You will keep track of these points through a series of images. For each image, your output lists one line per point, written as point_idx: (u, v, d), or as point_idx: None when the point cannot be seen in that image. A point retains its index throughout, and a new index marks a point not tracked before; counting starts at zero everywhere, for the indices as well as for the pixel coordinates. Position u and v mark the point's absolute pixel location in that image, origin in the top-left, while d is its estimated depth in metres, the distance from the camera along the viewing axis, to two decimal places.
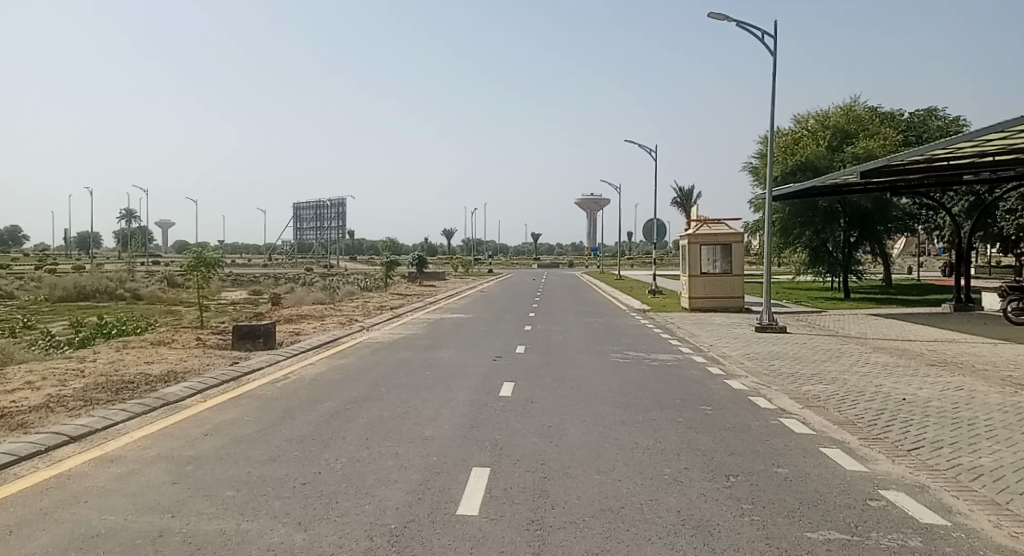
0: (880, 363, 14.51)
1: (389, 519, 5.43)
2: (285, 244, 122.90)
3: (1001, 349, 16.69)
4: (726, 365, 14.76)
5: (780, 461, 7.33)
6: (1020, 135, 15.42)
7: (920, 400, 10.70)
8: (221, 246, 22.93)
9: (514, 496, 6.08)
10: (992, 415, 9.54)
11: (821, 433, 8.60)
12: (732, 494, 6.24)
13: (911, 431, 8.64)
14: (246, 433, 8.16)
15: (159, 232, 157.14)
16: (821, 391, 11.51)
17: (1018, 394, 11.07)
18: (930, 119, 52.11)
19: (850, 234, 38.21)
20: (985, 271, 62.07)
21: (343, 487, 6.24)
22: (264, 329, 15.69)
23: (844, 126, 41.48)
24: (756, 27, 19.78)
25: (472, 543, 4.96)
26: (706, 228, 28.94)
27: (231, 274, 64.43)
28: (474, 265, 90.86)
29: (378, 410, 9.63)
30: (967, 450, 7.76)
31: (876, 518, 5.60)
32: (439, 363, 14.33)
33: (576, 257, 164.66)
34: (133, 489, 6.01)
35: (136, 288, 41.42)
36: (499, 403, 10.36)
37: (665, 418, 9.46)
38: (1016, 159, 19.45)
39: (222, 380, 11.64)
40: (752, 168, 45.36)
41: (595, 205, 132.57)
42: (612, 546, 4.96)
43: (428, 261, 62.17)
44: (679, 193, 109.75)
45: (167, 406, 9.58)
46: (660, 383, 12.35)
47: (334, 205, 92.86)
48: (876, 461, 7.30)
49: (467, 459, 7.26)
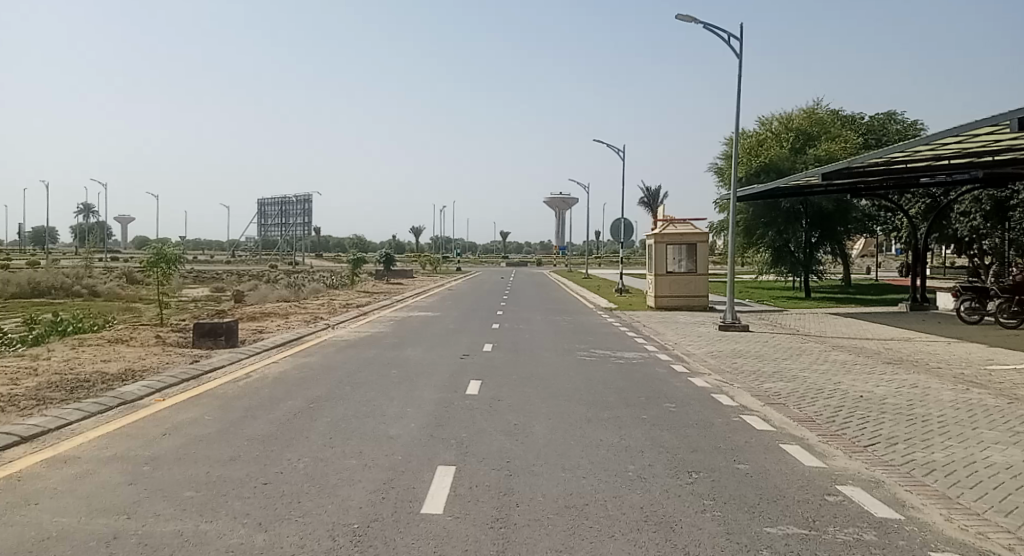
0: (839, 361, 14.85)
1: (352, 518, 5.39)
2: (249, 240, 120.81)
3: (955, 348, 17.17)
4: (691, 362, 14.95)
5: (741, 457, 7.45)
6: (976, 140, 15.88)
7: (876, 397, 10.95)
8: (181, 241, 22.48)
9: (479, 495, 6.08)
10: (945, 411, 9.80)
11: (781, 430, 8.73)
12: (694, 490, 6.31)
13: (867, 427, 8.82)
14: (206, 432, 8.05)
15: (119, 228, 153.67)
16: (781, 388, 11.71)
17: (970, 391, 11.39)
18: (889, 122, 53.46)
19: (811, 235, 38.73)
20: (940, 271, 64.17)
21: (305, 487, 6.18)
22: (226, 327, 15.47)
23: (806, 128, 42.33)
24: (722, 30, 20.63)
25: (436, 541, 4.96)
26: (672, 227, 29.25)
27: (193, 270, 63.27)
28: (442, 262, 90.40)
29: (342, 410, 9.55)
30: (921, 446, 7.95)
31: (834, 512, 5.71)
32: (405, 362, 14.24)
33: (544, 256, 165.38)
34: (89, 491, 5.88)
35: (94, 284, 40.46)
36: (466, 401, 10.36)
37: (629, 415, 9.56)
38: (971, 164, 20.01)
39: (182, 378, 11.45)
40: (717, 169, 45.96)
41: (563, 205, 133.21)
42: (575, 544, 4.97)
43: (395, 259, 61.97)
44: (647, 192, 111.02)
45: (123, 406, 9.39)
46: (625, 380, 12.48)
47: (299, 203, 92.05)
48: (834, 457, 7.44)
49: (432, 458, 7.24)
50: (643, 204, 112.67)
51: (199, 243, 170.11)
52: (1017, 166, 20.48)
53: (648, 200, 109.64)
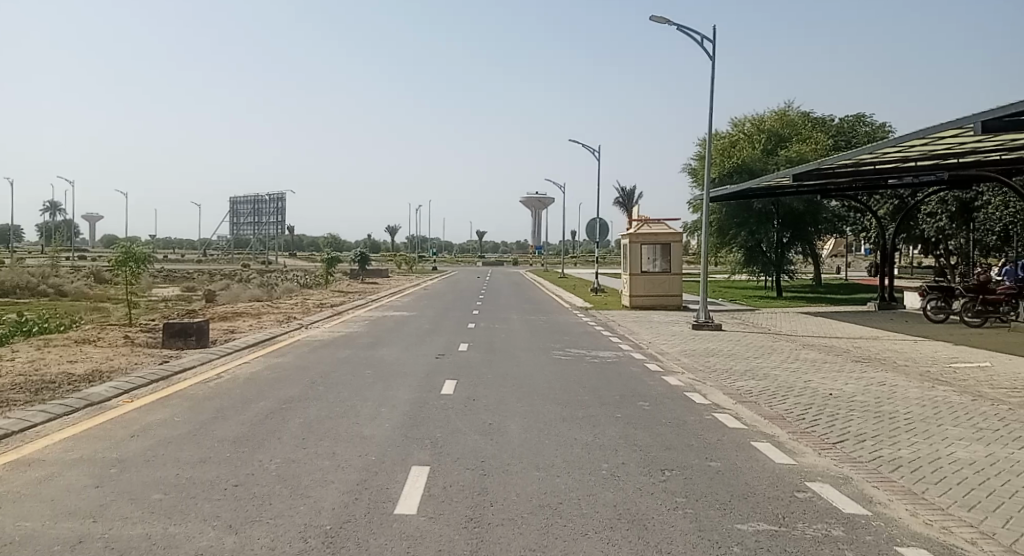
0: (809, 359, 15.04)
1: (324, 520, 5.36)
2: (221, 240, 119.46)
3: (921, 346, 17.47)
4: (664, 361, 15.06)
5: (713, 455, 7.52)
6: (942, 143, 16.18)
7: (845, 395, 11.11)
8: (150, 240, 22.15)
9: (453, 494, 6.06)
10: (911, 409, 9.97)
11: (752, 428, 8.83)
12: (667, 488, 6.36)
13: (836, 425, 8.94)
14: (175, 434, 7.95)
15: (87, 227, 151.16)
16: (753, 386, 11.83)
17: (935, 389, 11.60)
18: (858, 125, 54.27)
19: (782, 235, 39.17)
20: (908, 271, 65.27)
21: (276, 488, 6.13)
22: (196, 327, 15.27)
23: (778, 130, 42.83)
24: (696, 32, 20.78)
25: (410, 542, 4.94)
26: (647, 227, 29.46)
27: (163, 270, 62.35)
28: (417, 262, 90.12)
29: (315, 410, 9.48)
30: (887, 442, 8.08)
31: (803, 509, 5.78)
32: (379, 362, 14.17)
33: (519, 256, 165.57)
34: (53, 494, 5.78)
35: (61, 284, 39.72)
36: (440, 400, 10.34)
37: (603, 414, 9.60)
38: (937, 166, 20.38)
39: (151, 380, 11.28)
40: (691, 169, 46.34)
41: (539, 204, 133.43)
42: (548, 542, 4.98)
43: (370, 259, 61.64)
44: (622, 192, 111.57)
45: (90, 407, 9.24)
46: (599, 379, 12.52)
47: (272, 201, 91.13)
48: (804, 455, 7.53)
49: (406, 458, 7.21)
50: (618, 204, 113.19)
51: (170, 242, 168.02)
52: (982, 168, 20.87)
53: (623, 200, 110.16)
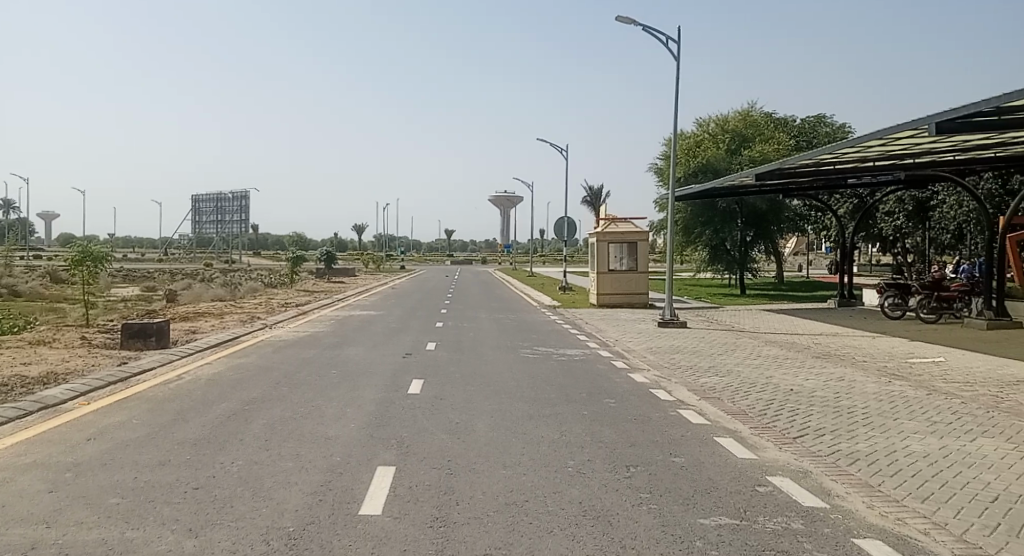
0: (772, 356, 15.27)
1: (287, 522, 5.30)
2: (184, 239, 117.41)
3: (880, 342, 17.86)
4: (630, 358, 15.17)
5: (677, 451, 7.59)
6: (899, 143, 16.53)
7: (805, 390, 11.30)
8: (108, 239, 21.70)
9: (419, 494, 6.04)
10: (869, 404, 10.17)
11: (715, 423, 8.94)
12: (632, 484, 6.40)
13: (797, 419, 9.09)
14: (135, 436, 7.80)
15: (44, 225, 147.49)
16: (717, 383, 11.98)
17: (893, 384, 11.86)
18: (819, 125, 55.23)
19: (746, 234, 39.69)
20: (867, 269, 66.64)
21: (239, 490, 6.05)
22: (156, 327, 15.01)
23: (742, 130, 43.39)
24: (661, 33, 20.93)
25: (374, 542, 4.91)
26: (614, 226, 29.67)
27: (124, 269, 61.04)
28: (384, 261, 89.56)
29: (279, 411, 9.37)
30: (846, 436, 8.23)
31: (764, 502, 5.87)
32: (345, 362, 14.07)
33: (487, 256, 165.39)
34: (4, 500, 5.63)
35: (16, 284, 38.71)
36: (407, 400, 10.29)
37: (570, 412, 9.63)
38: (895, 166, 20.83)
39: (109, 381, 11.06)
40: (657, 169, 46.75)
41: (507, 203, 133.51)
42: (514, 541, 4.99)
43: (336, 258, 61.11)
44: (589, 191, 112.10)
45: (46, 410, 9.03)
46: (566, 377, 12.57)
47: (236, 199, 89.83)
48: (765, 449, 7.65)
49: (371, 458, 7.17)
50: (586, 203, 113.69)
51: (130, 240, 164.70)
52: (937, 169, 21.37)
53: (590, 199, 110.58)
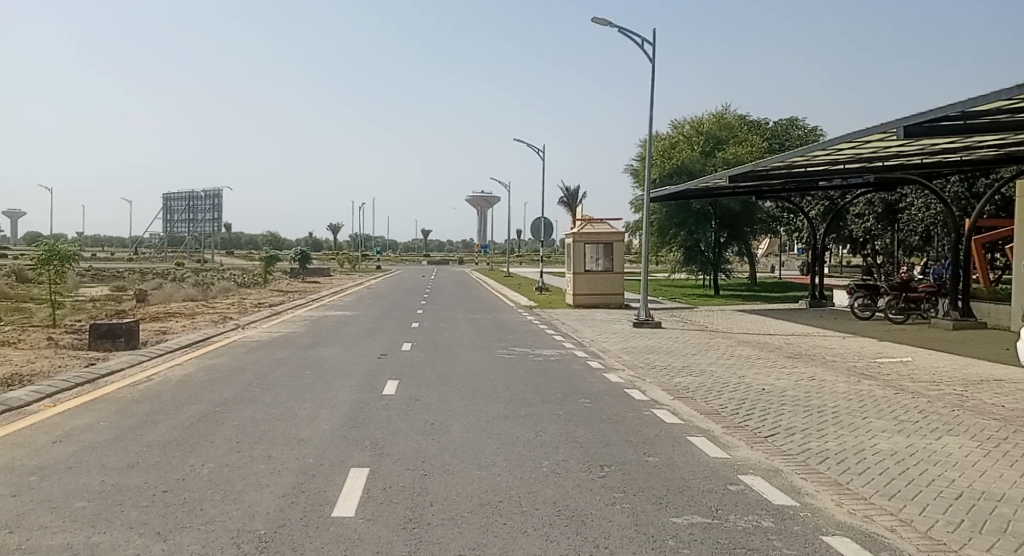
0: (744, 356, 15.41)
1: (258, 524, 5.25)
2: (155, 238, 115.74)
3: (850, 342, 18.10)
4: (606, 358, 15.23)
5: (650, 450, 7.63)
6: (869, 146, 16.79)
7: (777, 389, 11.42)
8: (76, 238, 21.32)
9: (392, 495, 6.01)
10: (839, 403, 10.30)
11: (688, 423, 9.00)
12: (606, 483, 6.42)
13: (769, 419, 9.18)
14: (102, 439, 7.68)
15: (10, 223, 144.50)
16: (690, 383, 12.06)
17: (863, 383, 12.02)
18: (792, 128, 55.90)
19: (720, 235, 40.04)
20: (839, 270, 67.52)
21: (208, 493, 5.97)
22: (125, 328, 14.78)
23: (716, 132, 43.78)
24: (636, 35, 21.37)
25: (346, 544, 4.88)
26: (590, 226, 29.83)
27: (93, 269, 60.00)
28: (360, 260, 89.03)
29: (251, 413, 9.27)
30: (816, 435, 8.34)
31: (735, 501, 5.92)
32: (319, 362, 13.97)
33: (463, 256, 165.13)
34: None
35: None
36: (382, 401, 10.24)
37: (545, 412, 9.64)
38: (866, 168, 21.13)
39: (76, 383, 10.87)
40: (633, 170, 47.00)
41: (483, 203, 133.44)
42: (488, 541, 4.98)
43: (311, 257, 60.58)
44: (566, 192, 112.43)
45: (10, 412, 8.86)
46: (542, 378, 12.58)
47: (209, 198, 88.76)
48: (737, 448, 7.72)
49: (344, 460, 7.12)
50: (562, 203, 113.95)
51: (100, 238, 162.01)
52: (906, 172, 21.72)
53: (567, 200, 110.84)
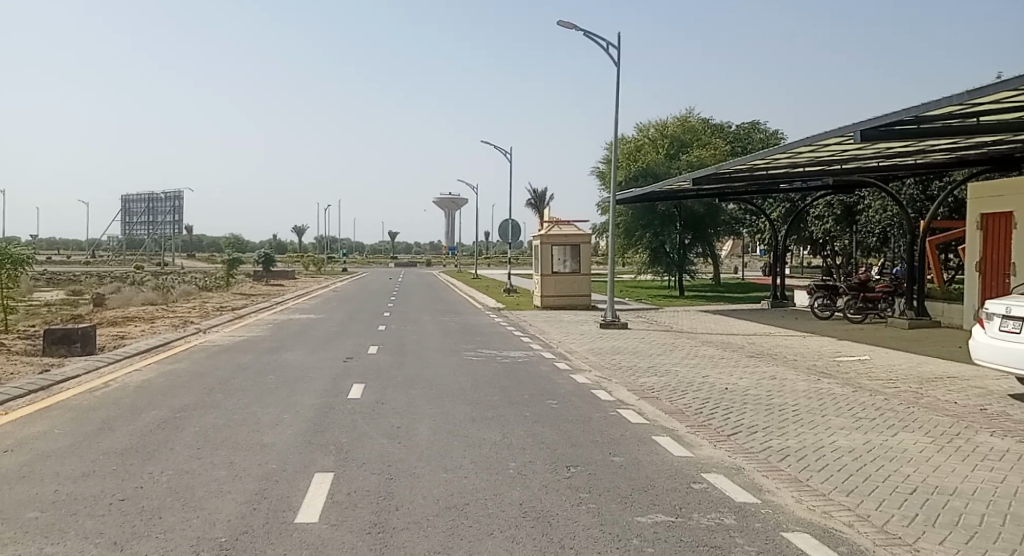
0: (708, 356, 15.57)
1: (219, 532, 5.16)
2: (114, 241, 113.37)
3: (811, 341, 18.42)
4: (572, 359, 15.30)
5: (615, 450, 7.67)
6: (829, 150, 17.09)
7: (740, 389, 11.55)
8: (30, 241, 20.78)
9: (357, 500, 5.96)
10: (800, 401, 10.46)
11: (653, 422, 9.07)
12: (571, 484, 6.44)
13: (732, 417, 9.29)
14: (57, 447, 7.49)
15: None
16: (655, 383, 12.15)
17: (823, 381, 12.23)
18: (754, 131, 56.76)
19: (684, 237, 40.46)
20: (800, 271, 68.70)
21: (168, 501, 5.86)
22: (80, 333, 14.45)
23: (680, 135, 44.24)
24: (602, 38, 21.28)
25: (310, 551, 4.82)
26: (557, 228, 29.98)
27: (48, 273, 58.53)
28: (325, 263, 88.14)
29: (213, 418, 9.12)
30: (777, 433, 8.46)
31: (698, 499, 5.98)
32: (284, 367, 13.80)
33: (430, 258, 164.54)
34: None
35: None
36: (347, 404, 10.15)
37: (511, 414, 9.62)
38: (826, 171, 21.50)
39: (29, 390, 10.60)
40: (599, 173, 47.26)
41: (450, 205, 133.12)
42: (454, 544, 4.96)
43: (275, 260, 59.84)
44: (532, 194, 112.69)
45: None
46: (508, 379, 12.58)
47: (169, 200, 87.15)
48: (700, 447, 7.79)
49: (308, 464, 7.04)
50: (529, 205, 114.16)
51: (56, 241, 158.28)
52: (864, 175, 22.16)
53: (534, 202, 111.04)
